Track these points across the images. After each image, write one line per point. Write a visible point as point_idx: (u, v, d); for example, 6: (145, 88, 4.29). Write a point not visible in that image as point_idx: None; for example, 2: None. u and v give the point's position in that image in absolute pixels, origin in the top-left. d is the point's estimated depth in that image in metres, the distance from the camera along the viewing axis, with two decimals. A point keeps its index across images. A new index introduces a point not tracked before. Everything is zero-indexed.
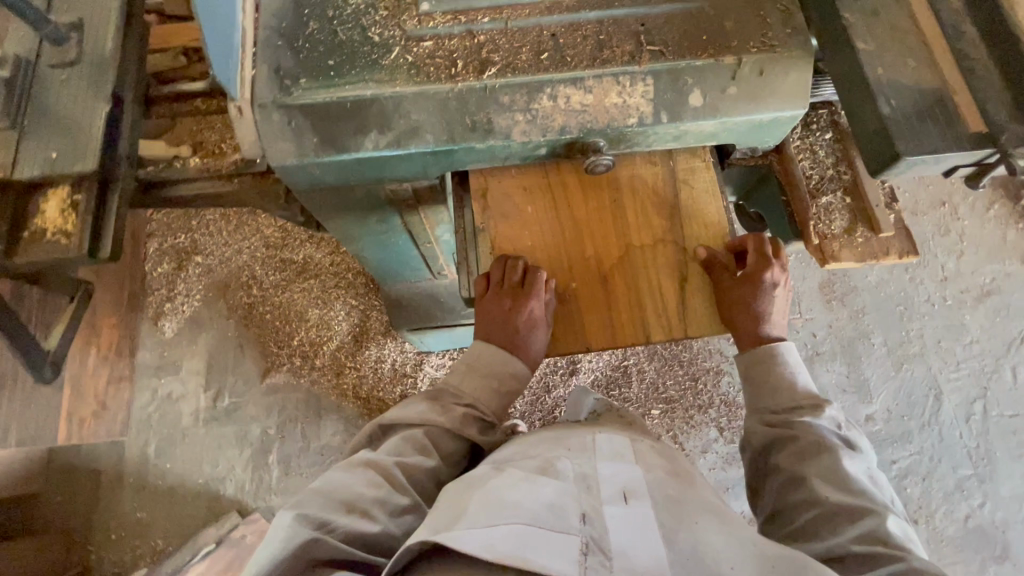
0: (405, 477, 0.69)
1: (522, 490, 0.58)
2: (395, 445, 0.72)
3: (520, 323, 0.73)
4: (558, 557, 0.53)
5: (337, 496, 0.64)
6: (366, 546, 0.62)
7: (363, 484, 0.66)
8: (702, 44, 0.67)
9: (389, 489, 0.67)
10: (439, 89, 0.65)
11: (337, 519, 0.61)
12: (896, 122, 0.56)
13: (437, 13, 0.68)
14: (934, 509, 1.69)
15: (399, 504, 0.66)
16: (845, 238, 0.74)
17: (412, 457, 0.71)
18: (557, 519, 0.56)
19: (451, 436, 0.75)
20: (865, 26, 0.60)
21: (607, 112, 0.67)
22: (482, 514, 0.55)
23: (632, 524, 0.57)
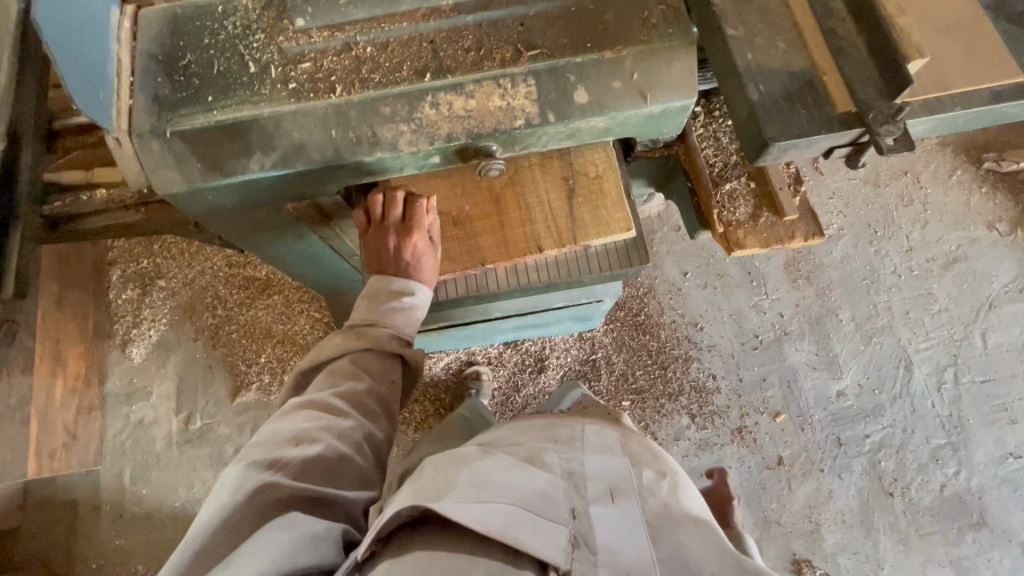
0: (343, 402, 0.79)
1: (517, 475, 0.65)
2: (326, 380, 0.82)
3: (406, 256, 0.79)
4: (548, 542, 0.60)
5: (282, 437, 0.74)
6: (316, 474, 0.71)
7: (304, 420, 0.76)
8: (582, 39, 0.66)
9: (329, 417, 0.76)
10: (317, 105, 0.64)
11: (281, 456, 0.71)
12: (765, 109, 0.55)
13: (314, 28, 0.66)
14: (909, 480, 1.69)
15: (342, 425, 0.76)
16: (749, 225, 0.74)
17: (344, 384, 0.81)
18: (548, 506, 0.63)
19: (372, 354, 0.84)
20: (735, 12, 0.60)
21: (493, 116, 0.66)
22: (472, 493, 0.61)
23: (617, 521, 0.65)
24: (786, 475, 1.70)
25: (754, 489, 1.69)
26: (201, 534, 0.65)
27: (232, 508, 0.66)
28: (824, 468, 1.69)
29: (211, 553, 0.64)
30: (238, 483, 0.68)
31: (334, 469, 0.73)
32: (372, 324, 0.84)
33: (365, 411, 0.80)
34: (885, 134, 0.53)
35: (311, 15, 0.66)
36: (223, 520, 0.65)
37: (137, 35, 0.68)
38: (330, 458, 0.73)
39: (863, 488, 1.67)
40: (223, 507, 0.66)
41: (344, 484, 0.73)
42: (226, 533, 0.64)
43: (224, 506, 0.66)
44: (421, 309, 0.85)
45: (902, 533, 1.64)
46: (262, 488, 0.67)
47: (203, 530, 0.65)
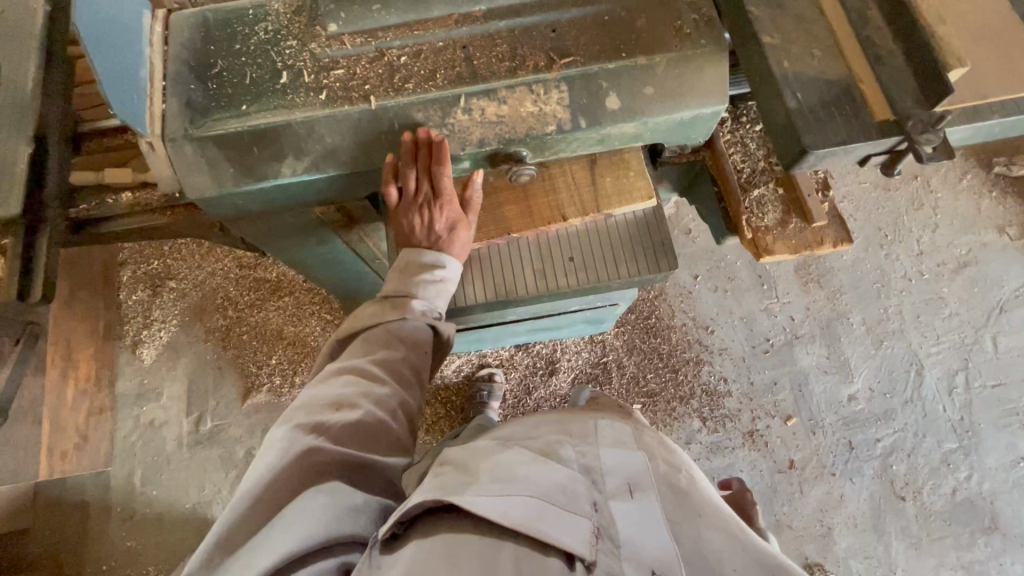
0: (380, 369, 0.76)
1: (536, 468, 0.65)
2: (360, 346, 0.79)
3: (442, 224, 0.74)
4: (570, 533, 0.59)
5: (322, 402, 0.72)
6: (355, 440, 0.69)
7: (343, 385, 0.73)
8: (614, 46, 0.66)
9: (367, 383, 0.74)
10: (349, 111, 0.64)
11: (320, 421, 0.69)
12: (803, 115, 0.56)
13: (346, 33, 0.66)
14: (921, 485, 1.69)
15: (380, 392, 0.74)
16: (778, 230, 0.73)
17: (379, 351, 0.78)
18: (568, 497, 0.63)
19: (407, 324, 0.80)
20: (771, 19, 0.60)
21: (525, 121, 0.66)
22: (493, 486, 0.62)
23: (639, 517, 0.63)
24: (797, 478, 1.70)
25: (765, 493, 1.69)
26: (243, 497, 0.63)
27: (274, 471, 0.64)
28: (836, 471, 1.69)
29: (257, 515, 0.62)
30: (280, 447, 0.67)
31: (372, 436, 0.71)
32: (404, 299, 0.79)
33: (401, 380, 0.77)
34: (924, 143, 0.53)
35: (344, 21, 0.66)
36: (266, 484, 0.64)
37: (169, 40, 0.68)
38: (368, 425, 0.71)
39: (875, 492, 1.67)
40: (265, 471, 0.65)
41: (381, 452, 0.71)
42: (270, 496, 0.63)
43: (266, 469, 0.65)
44: (452, 282, 0.80)
45: (913, 537, 1.64)
46: (304, 453, 0.66)
47: (246, 494, 0.64)
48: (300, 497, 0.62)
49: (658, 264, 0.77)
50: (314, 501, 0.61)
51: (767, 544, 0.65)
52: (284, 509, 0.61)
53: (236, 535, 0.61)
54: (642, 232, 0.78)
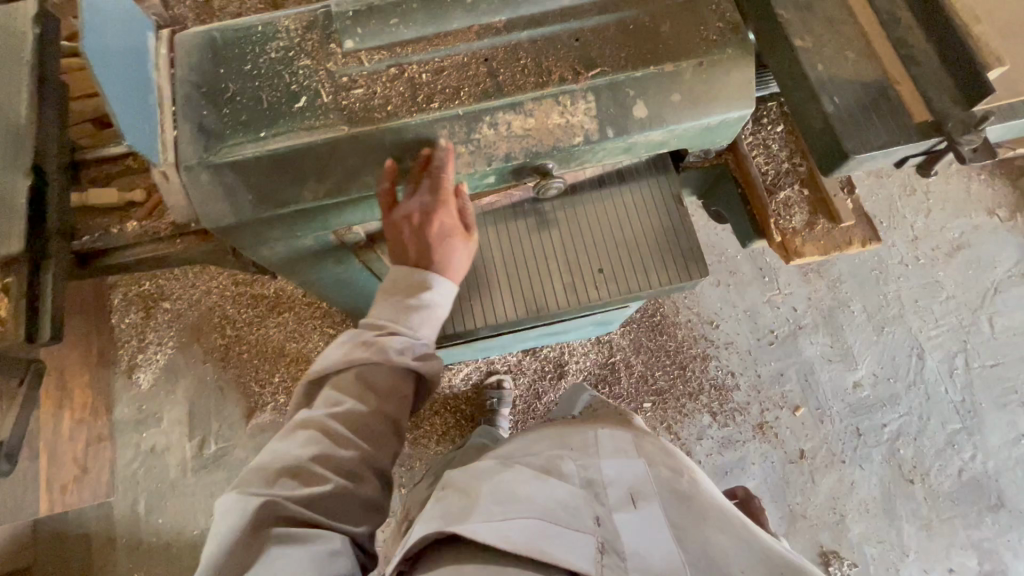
0: (345, 428, 0.67)
1: (539, 488, 0.65)
2: (326, 392, 0.70)
3: (433, 229, 0.67)
4: (578, 552, 0.59)
5: (280, 466, 0.64)
6: (327, 503, 0.63)
7: (303, 445, 0.65)
8: (639, 52, 0.64)
9: (329, 444, 0.66)
10: (372, 131, 0.62)
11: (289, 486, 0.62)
12: (842, 122, 0.55)
13: (363, 50, 0.64)
14: (927, 467, 1.72)
15: (342, 459, 0.65)
16: (806, 233, 0.73)
17: (346, 404, 0.68)
18: (572, 514, 0.63)
19: (382, 369, 0.69)
20: (801, 22, 0.59)
21: (552, 133, 0.65)
22: (495, 509, 0.61)
23: (643, 525, 0.64)
24: (808, 467, 1.72)
25: (779, 484, 1.70)
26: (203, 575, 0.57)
27: (240, 544, 0.58)
28: (846, 458, 1.71)
29: None
30: (243, 514, 0.59)
31: (344, 497, 0.65)
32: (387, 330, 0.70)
33: (372, 435, 0.69)
34: (966, 143, 0.53)
35: (360, 36, 0.63)
36: (230, 559, 0.57)
37: (174, 62, 0.66)
38: (338, 488, 0.64)
39: (885, 477, 1.69)
40: (227, 544, 0.58)
41: (349, 516, 0.65)
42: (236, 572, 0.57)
43: (227, 542, 0.58)
44: (441, 310, 0.72)
45: (923, 518, 1.67)
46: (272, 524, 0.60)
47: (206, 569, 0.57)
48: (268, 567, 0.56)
49: (688, 271, 0.74)
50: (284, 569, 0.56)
51: (768, 536, 0.67)
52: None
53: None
54: (667, 241, 0.74)
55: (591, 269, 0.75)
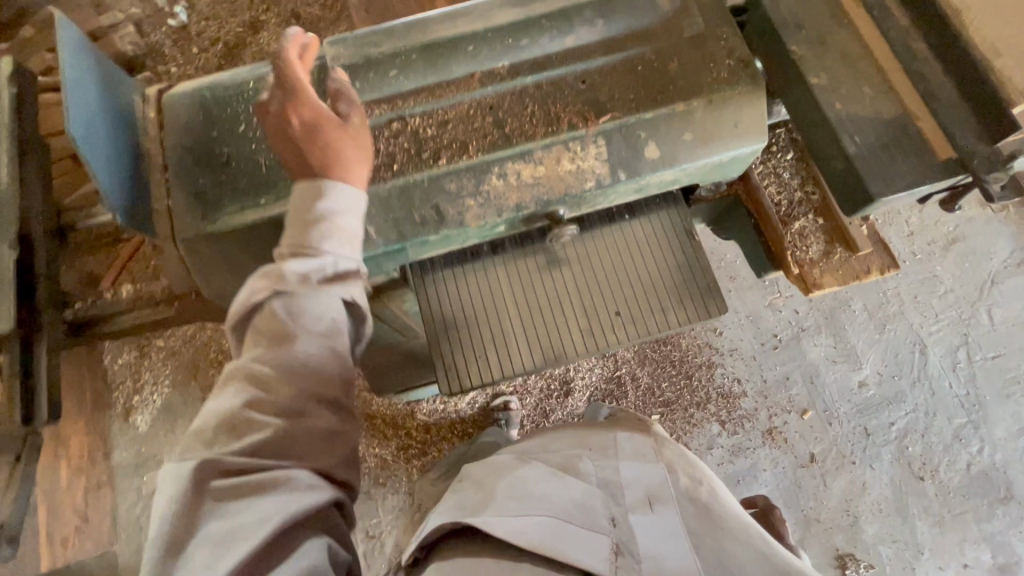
0: (271, 367, 0.48)
1: (556, 486, 0.62)
2: (265, 315, 0.50)
3: (299, 130, 0.55)
4: (591, 552, 0.54)
5: (207, 430, 0.47)
6: (286, 449, 0.47)
7: (227, 400, 0.48)
8: (649, 92, 0.62)
9: (255, 390, 0.48)
10: (378, 189, 0.59)
11: (234, 442, 0.46)
12: (865, 162, 0.53)
13: (362, 103, 0.61)
14: (936, 463, 1.72)
15: (276, 402, 0.47)
16: (823, 264, 0.71)
17: (266, 341, 0.49)
18: (589, 511, 0.60)
19: (302, 289, 0.50)
20: (814, 58, 0.57)
21: (563, 180, 0.62)
22: (511, 505, 0.58)
23: (660, 529, 0.60)
24: (819, 471, 1.71)
25: (792, 489, 1.70)
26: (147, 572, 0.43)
27: (188, 526, 0.44)
28: (856, 460, 1.71)
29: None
30: (184, 490, 0.44)
31: (307, 440, 0.48)
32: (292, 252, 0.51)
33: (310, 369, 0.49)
34: (993, 181, 0.51)
35: (358, 89, 0.61)
36: (180, 545, 0.44)
37: (163, 124, 0.63)
38: (295, 431, 0.47)
39: (896, 476, 1.70)
40: (171, 529, 0.44)
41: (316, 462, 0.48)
42: (186, 555, 0.43)
43: (170, 529, 0.44)
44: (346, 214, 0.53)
45: (936, 515, 1.67)
46: (225, 492, 0.45)
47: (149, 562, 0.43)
48: (225, 539, 0.43)
49: (707, 310, 0.71)
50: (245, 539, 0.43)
51: (791, 554, 0.62)
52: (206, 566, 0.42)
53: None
54: (682, 279, 0.72)
55: (607, 312, 0.72)
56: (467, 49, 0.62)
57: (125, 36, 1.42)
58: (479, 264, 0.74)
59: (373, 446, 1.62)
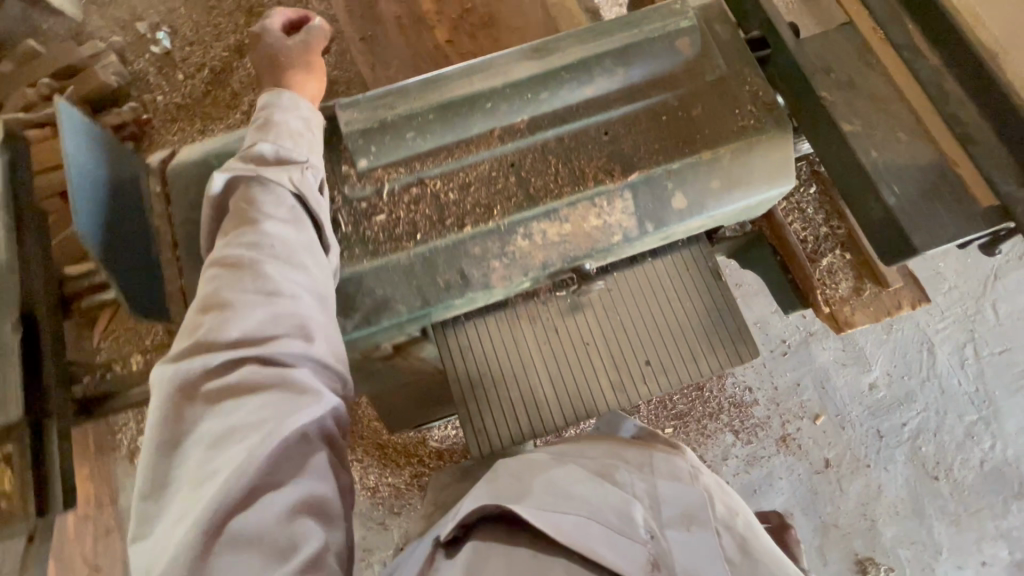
0: (243, 249, 0.47)
1: (587, 491, 0.52)
2: (238, 211, 0.50)
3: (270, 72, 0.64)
4: (623, 559, 0.47)
5: (185, 332, 0.45)
6: (263, 325, 0.44)
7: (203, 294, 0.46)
8: (673, 141, 0.60)
9: (231, 271, 0.46)
10: (401, 258, 0.57)
11: (210, 327, 0.43)
12: (905, 213, 0.52)
13: (379, 168, 0.58)
14: (949, 462, 1.50)
15: (253, 278, 0.45)
16: (854, 301, 0.70)
17: (238, 231, 0.49)
18: (625, 521, 0.50)
19: (271, 189, 0.51)
20: (845, 103, 0.56)
21: (589, 236, 0.60)
22: (548, 500, 0.51)
23: (702, 553, 0.50)
24: (834, 475, 1.50)
25: (808, 497, 1.50)
26: (139, 483, 0.40)
27: (172, 424, 0.41)
28: (872, 463, 1.49)
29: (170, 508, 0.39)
30: (164, 390, 0.42)
31: (283, 310, 0.45)
32: (248, 146, 0.53)
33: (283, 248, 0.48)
34: None
35: (374, 153, 0.58)
36: (168, 448, 0.40)
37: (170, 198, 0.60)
38: (271, 305, 0.45)
39: (912, 477, 1.49)
40: (156, 433, 0.41)
41: (297, 333, 0.45)
42: (179, 457, 0.40)
43: (155, 432, 0.41)
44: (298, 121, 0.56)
45: (952, 515, 1.48)
46: (206, 382, 0.42)
47: (141, 474, 0.41)
48: (213, 429, 0.40)
49: (738, 355, 0.70)
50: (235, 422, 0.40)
51: None
52: (199, 462, 0.39)
53: (147, 534, 0.39)
54: (711, 323, 0.70)
55: (636, 362, 0.70)
56: (485, 106, 0.59)
57: (108, 66, 1.34)
58: (504, 316, 0.72)
59: (387, 476, 1.24)
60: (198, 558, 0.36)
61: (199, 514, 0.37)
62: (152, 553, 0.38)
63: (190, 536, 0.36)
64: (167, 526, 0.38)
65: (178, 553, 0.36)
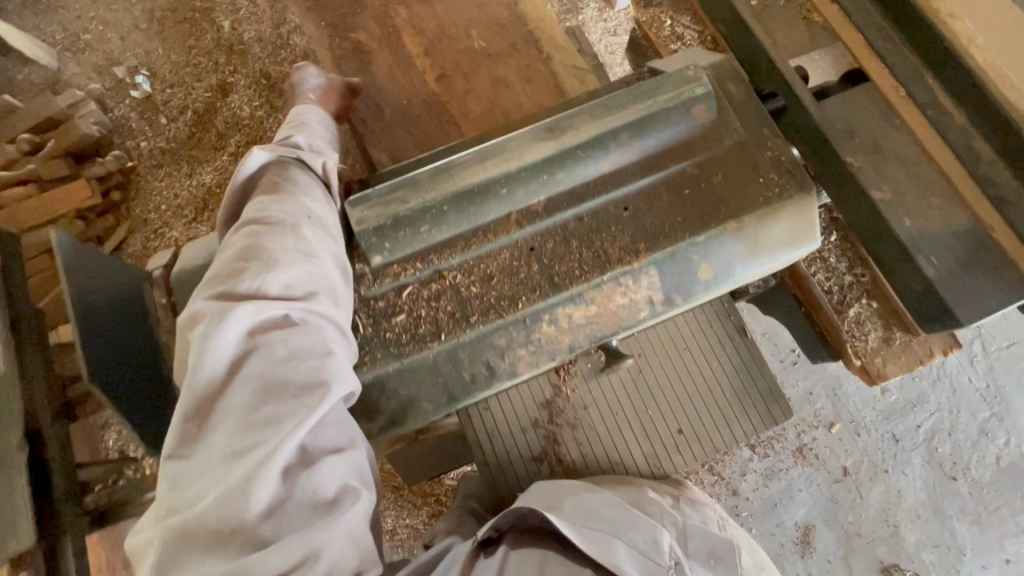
0: (279, 214, 0.54)
1: (619, 514, 0.59)
2: (270, 184, 0.58)
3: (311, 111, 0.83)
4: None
5: (222, 277, 0.49)
6: (302, 286, 0.50)
7: (240, 247, 0.51)
8: (696, 213, 0.58)
9: (268, 231, 0.52)
10: (424, 356, 0.55)
11: (254, 278, 0.48)
12: (946, 284, 0.50)
13: (395, 263, 0.56)
14: (967, 461, 1.26)
15: (292, 239, 0.52)
16: (885, 352, 0.68)
17: (273, 198, 0.55)
18: (650, 543, 0.57)
19: (300, 172, 0.60)
20: (873, 169, 0.54)
21: (615, 314, 0.58)
22: (585, 520, 0.57)
23: None
24: (854, 483, 1.27)
25: (827, 506, 1.26)
26: (182, 407, 0.44)
27: (218, 359, 0.45)
28: (890, 467, 1.26)
29: (223, 438, 0.43)
30: (211, 326, 0.46)
31: (318, 274, 0.51)
32: (285, 140, 0.67)
33: (312, 219, 0.56)
34: None
35: (389, 249, 0.56)
36: (215, 380, 0.45)
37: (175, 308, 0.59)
38: (308, 267, 0.51)
39: (931, 481, 1.25)
40: (202, 365, 0.45)
41: (328, 295, 0.51)
42: (228, 394, 0.44)
43: (201, 363, 0.45)
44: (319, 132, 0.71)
45: (972, 515, 1.24)
46: (253, 326, 0.47)
47: (183, 398, 0.45)
48: (263, 370, 0.45)
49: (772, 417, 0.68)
50: (285, 368, 0.46)
51: None
52: (250, 397, 0.44)
53: (189, 452, 0.43)
54: (744, 386, 0.69)
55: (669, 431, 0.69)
56: (500, 191, 0.56)
57: (87, 116, 1.29)
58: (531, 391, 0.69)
59: (404, 517, 1.15)
60: (261, 485, 0.42)
61: (263, 446, 0.43)
62: (199, 471, 0.43)
63: (253, 463, 0.42)
64: (220, 450, 0.43)
65: (242, 476, 0.42)
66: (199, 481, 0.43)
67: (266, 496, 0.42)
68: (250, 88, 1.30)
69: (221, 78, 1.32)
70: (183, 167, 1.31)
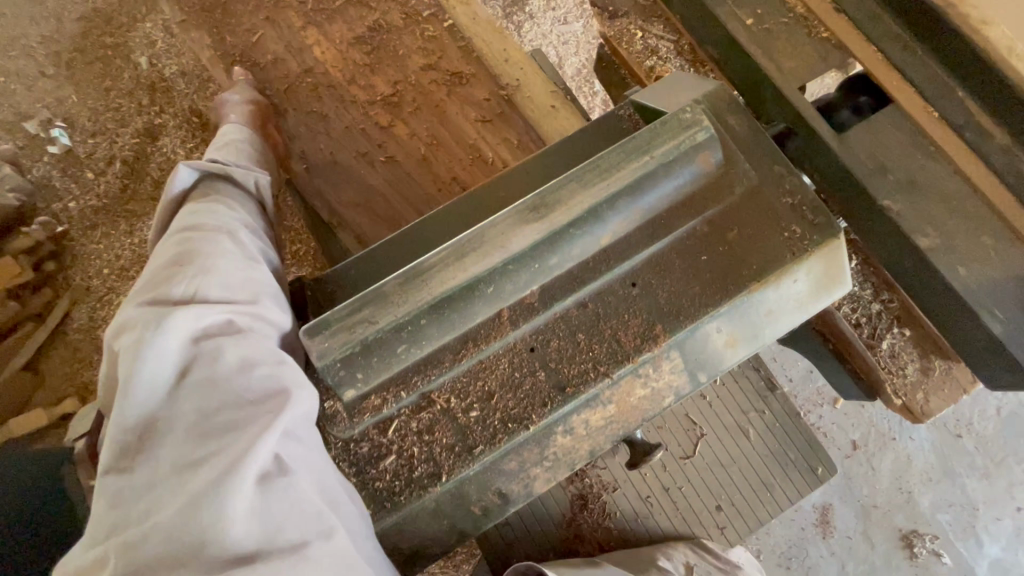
0: (213, 221, 0.51)
1: None
2: (197, 199, 0.56)
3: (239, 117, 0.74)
4: None
5: (154, 284, 0.44)
6: (244, 290, 0.46)
7: (172, 255, 0.47)
8: (715, 279, 0.50)
9: (202, 235, 0.49)
10: (425, 501, 0.46)
11: (191, 282, 0.44)
12: (1017, 342, 0.43)
13: (373, 392, 0.47)
14: (968, 414, 1.16)
15: (228, 244, 0.49)
16: (926, 386, 0.61)
17: (205, 206, 0.54)
18: None
19: (231, 182, 0.60)
20: (915, 209, 0.47)
21: (636, 408, 0.49)
22: None
23: None
24: (866, 455, 1.15)
25: (840, 483, 1.14)
26: (118, 421, 0.38)
27: (160, 364, 0.39)
28: (898, 434, 1.14)
29: (172, 447, 0.37)
30: (146, 332, 0.40)
31: (257, 282, 0.48)
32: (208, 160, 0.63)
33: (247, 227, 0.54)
34: None
35: (363, 379, 0.46)
36: (155, 389, 0.39)
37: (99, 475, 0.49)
38: (250, 273, 0.48)
39: (938, 443, 1.14)
40: (137, 374, 0.38)
41: (274, 304, 0.48)
42: (173, 404, 0.39)
43: (136, 371, 0.38)
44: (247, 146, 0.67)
45: (981, 469, 1.14)
46: (198, 330, 0.41)
47: (119, 409, 0.38)
48: (211, 376, 0.39)
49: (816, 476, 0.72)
50: (238, 370, 0.40)
51: None
52: (199, 404, 0.38)
53: (131, 469, 0.37)
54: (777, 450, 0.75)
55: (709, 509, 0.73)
56: (485, 290, 0.47)
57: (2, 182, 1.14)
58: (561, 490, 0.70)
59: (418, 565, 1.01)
60: (228, 494, 0.35)
61: (224, 452, 0.37)
62: (145, 487, 0.36)
63: (213, 470, 0.36)
64: (169, 464, 0.37)
65: (203, 484, 0.35)
66: (145, 499, 0.35)
67: (232, 508, 0.35)
68: (180, 129, 1.14)
69: (148, 120, 1.16)
70: (121, 226, 1.17)
